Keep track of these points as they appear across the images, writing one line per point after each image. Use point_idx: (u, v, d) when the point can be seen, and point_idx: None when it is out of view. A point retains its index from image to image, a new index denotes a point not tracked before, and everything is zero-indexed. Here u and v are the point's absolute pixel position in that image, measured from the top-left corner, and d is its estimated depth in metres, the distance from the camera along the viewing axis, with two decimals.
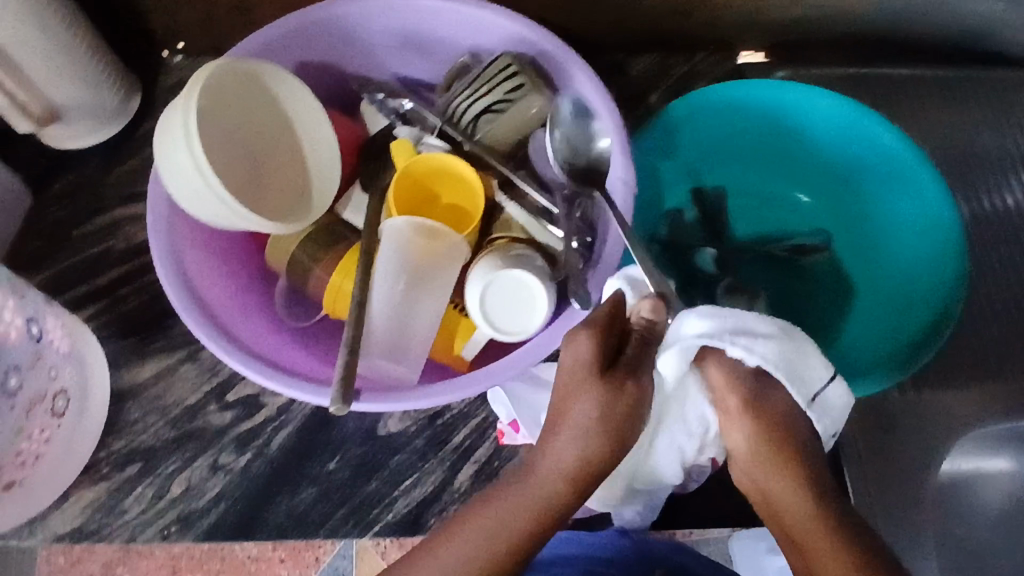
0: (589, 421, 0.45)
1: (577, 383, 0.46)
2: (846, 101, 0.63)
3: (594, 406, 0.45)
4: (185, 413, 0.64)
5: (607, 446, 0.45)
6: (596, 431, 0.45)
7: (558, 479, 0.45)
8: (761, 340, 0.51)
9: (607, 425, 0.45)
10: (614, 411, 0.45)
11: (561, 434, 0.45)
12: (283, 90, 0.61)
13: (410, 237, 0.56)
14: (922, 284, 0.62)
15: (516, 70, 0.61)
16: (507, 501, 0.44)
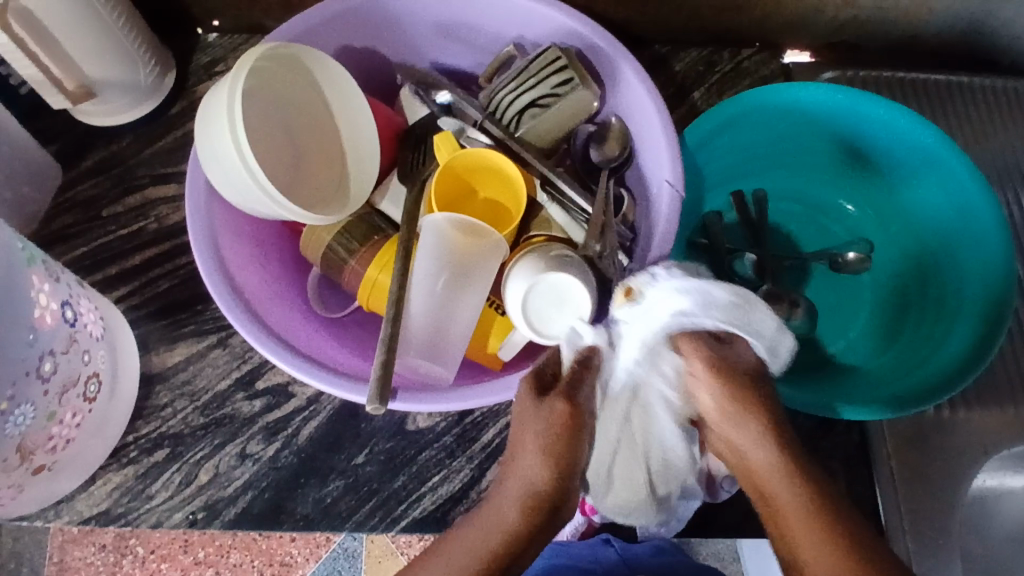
0: (538, 442, 0.48)
1: (522, 416, 0.50)
2: (901, 108, 0.60)
3: (536, 434, 0.49)
4: (215, 400, 0.63)
5: (558, 464, 0.48)
6: (536, 464, 0.48)
7: (514, 503, 0.47)
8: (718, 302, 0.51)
9: (549, 454, 0.48)
10: (554, 433, 0.49)
11: (519, 459, 0.49)
12: (327, 76, 0.59)
13: (450, 236, 0.55)
14: (964, 302, 0.60)
15: (564, 64, 0.59)
16: (470, 529, 0.47)
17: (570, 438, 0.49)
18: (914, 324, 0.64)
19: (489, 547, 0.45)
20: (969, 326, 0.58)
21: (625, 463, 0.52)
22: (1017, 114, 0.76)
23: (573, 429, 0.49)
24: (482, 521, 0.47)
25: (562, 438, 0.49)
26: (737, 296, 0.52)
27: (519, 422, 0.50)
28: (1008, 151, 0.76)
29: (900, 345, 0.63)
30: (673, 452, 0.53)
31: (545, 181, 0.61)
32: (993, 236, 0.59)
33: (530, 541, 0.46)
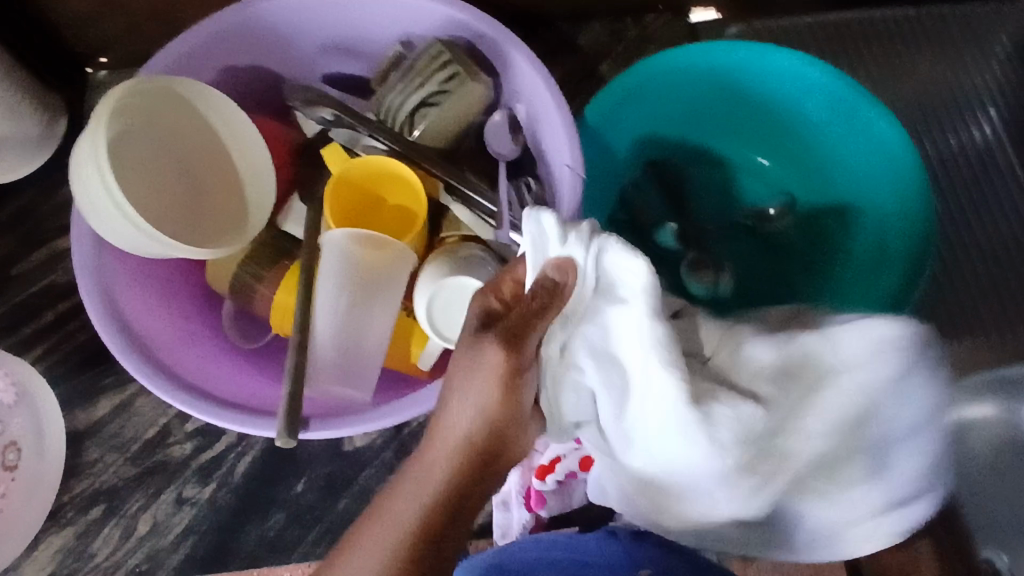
0: (470, 381, 0.41)
1: (465, 351, 0.41)
2: (807, 58, 0.59)
3: (463, 371, 0.42)
4: (146, 448, 0.62)
5: (495, 406, 0.42)
6: (472, 417, 0.42)
7: (449, 452, 0.42)
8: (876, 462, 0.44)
9: (480, 402, 0.41)
10: (485, 374, 0.41)
11: (450, 398, 0.42)
12: (210, 103, 0.57)
13: (351, 252, 0.53)
14: (884, 257, 0.60)
15: (449, 59, 0.57)
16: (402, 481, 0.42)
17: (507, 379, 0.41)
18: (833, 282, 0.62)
19: (417, 495, 0.41)
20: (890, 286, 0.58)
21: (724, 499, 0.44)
22: (935, 46, 0.74)
23: (513, 377, 0.41)
24: (413, 479, 0.42)
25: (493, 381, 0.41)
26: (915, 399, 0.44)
27: (452, 371, 0.42)
28: (934, 81, 0.74)
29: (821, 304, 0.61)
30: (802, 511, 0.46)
31: (449, 185, 0.58)
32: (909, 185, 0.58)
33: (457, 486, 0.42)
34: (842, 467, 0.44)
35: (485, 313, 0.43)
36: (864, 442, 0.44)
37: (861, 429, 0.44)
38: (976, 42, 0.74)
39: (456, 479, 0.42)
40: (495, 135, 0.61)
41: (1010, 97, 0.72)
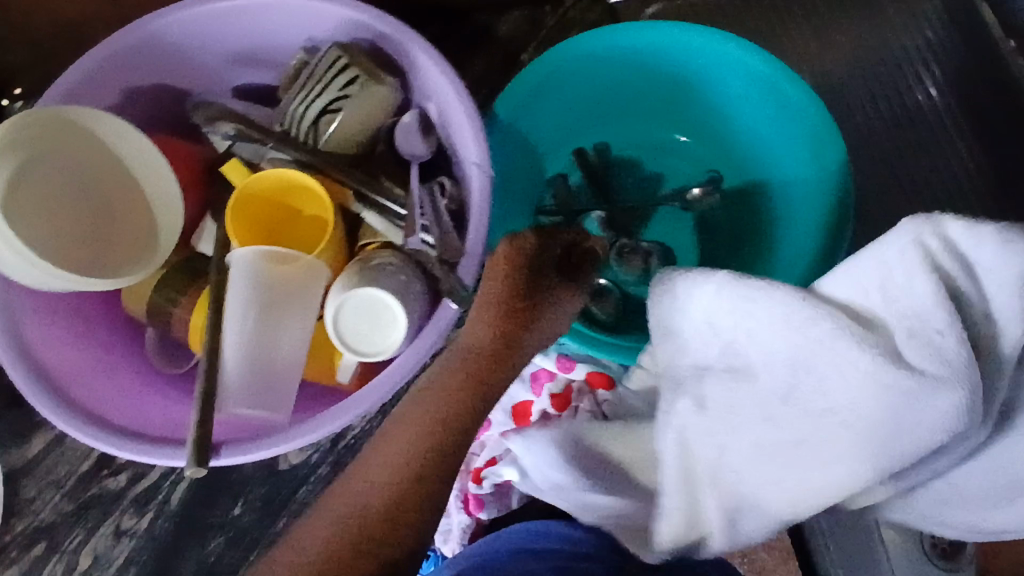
0: (532, 291, 0.47)
1: (531, 277, 0.47)
2: (720, 34, 0.57)
3: (528, 284, 0.47)
4: (82, 482, 0.61)
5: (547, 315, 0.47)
6: (530, 326, 0.47)
7: (492, 346, 0.46)
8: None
9: (539, 309, 0.47)
10: (546, 292, 0.47)
11: (499, 301, 0.46)
12: (107, 130, 0.55)
13: (257, 269, 0.51)
14: (802, 228, 0.59)
15: (346, 63, 0.55)
16: (443, 382, 0.45)
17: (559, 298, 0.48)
18: (760, 254, 0.61)
19: (448, 404, 0.45)
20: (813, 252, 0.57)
21: (843, 467, 0.45)
22: (861, 6, 0.73)
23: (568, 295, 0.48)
24: (452, 373, 0.46)
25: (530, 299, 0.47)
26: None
27: (505, 282, 0.46)
28: (861, 43, 0.73)
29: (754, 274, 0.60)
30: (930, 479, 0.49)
31: (360, 194, 0.57)
32: (830, 153, 0.56)
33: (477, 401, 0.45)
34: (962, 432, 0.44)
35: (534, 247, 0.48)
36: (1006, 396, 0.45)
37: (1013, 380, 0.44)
38: None
39: (478, 384, 0.45)
40: (406, 134, 0.59)
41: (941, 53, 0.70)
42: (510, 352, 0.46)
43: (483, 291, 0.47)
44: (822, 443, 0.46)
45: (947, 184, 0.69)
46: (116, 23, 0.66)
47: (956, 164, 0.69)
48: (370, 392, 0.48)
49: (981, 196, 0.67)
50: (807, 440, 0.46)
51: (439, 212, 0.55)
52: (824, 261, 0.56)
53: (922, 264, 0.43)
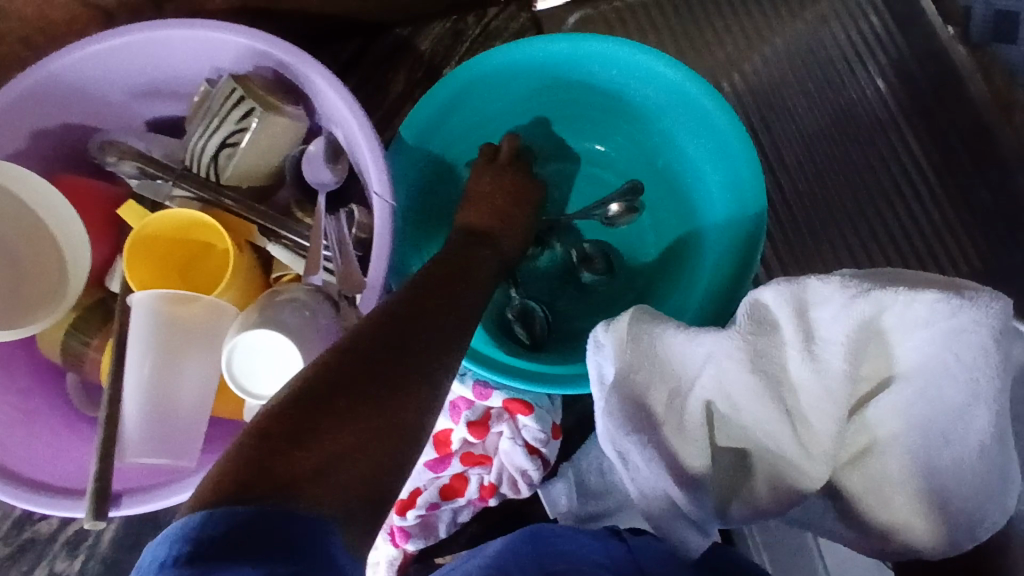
0: (489, 193, 0.56)
1: (496, 182, 0.57)
2: (631, 45, 0.56)
3: (484, 193, 0.55)
4: (12, 527, 0.61)
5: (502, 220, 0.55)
6: (501, 231, 0.54)
7: (453, 263, 0.47)
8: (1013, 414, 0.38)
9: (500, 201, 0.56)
10: (501, 197, 0.56)
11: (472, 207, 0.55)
12: (7, 175, 0.55)
13: (154, 312, 0.51)
14: (714, 246, 0.57)
15: (241, 95, 0.54)
16: (372, 327, 0.39)
17: (518, 190, 0.57)
18: (679, 267, 0.61)
19: (407, 335, 0.40)
20: (727, 265, 0.55)
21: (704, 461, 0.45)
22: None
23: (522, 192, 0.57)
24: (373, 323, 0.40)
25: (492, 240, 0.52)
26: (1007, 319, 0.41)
27: (473, 187, 0.56)
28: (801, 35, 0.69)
29: (674, 289, 0.59)
30: (905, 516, 0.41)
31: (265, 228, 0.56)
32: (744, 168, 0.55)
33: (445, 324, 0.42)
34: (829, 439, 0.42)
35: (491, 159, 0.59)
36: (961, 410, 0.38)
37: (954, 403, 0.38)
38: None
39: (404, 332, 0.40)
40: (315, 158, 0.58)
41: None
42: (473, 281, 0.47)
43: (473, 201, 0.55)
44: (700, 440, 0.45)
45: (890, 178, 0.65)
46: (28, 61, 0.66)
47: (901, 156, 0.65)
48: None
49: (927, 189, 0.64)
50: (687, 432, 0.46)
51: (345, 243, 0.55)
52: (736, 277, 0.54)
53: (800, 295, 0.42)
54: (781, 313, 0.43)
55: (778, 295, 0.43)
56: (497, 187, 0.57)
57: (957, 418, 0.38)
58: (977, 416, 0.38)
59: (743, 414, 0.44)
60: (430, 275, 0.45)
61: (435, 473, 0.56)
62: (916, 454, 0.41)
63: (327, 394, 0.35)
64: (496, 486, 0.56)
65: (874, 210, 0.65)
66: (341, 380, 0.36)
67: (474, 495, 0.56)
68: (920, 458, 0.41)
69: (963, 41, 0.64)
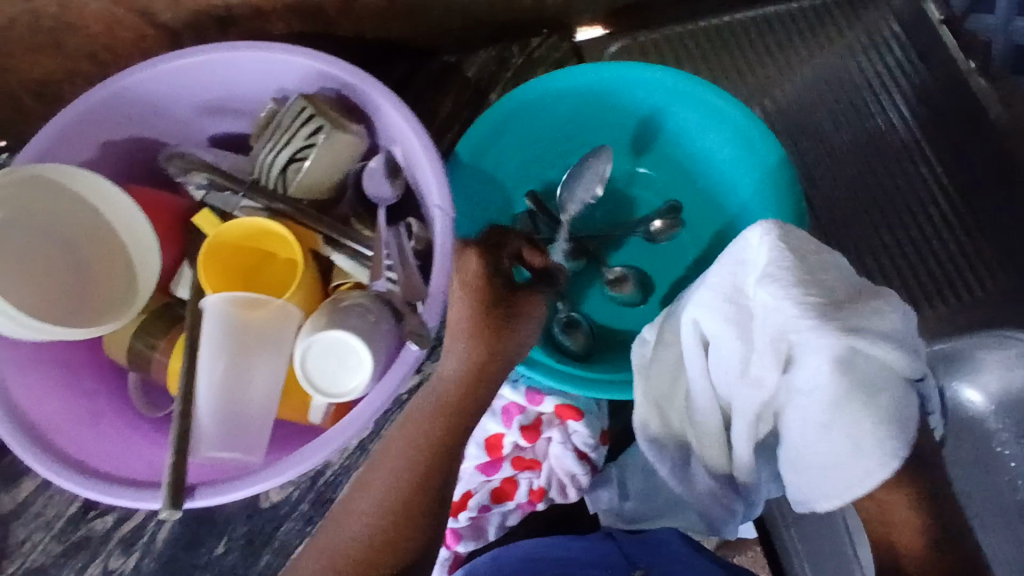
0: (464, 314, 0.51)
1: (472, 299, 0.51)
2: (674, 73, 0.60)
3: (463, 319, 0.51)
4: (70, 523, 0.63)
5: (483, 344, 0.51)
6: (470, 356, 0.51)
7: (441, 387, 0.52)
8: (865, 401, 0.46)
9: (476, 324, 0.51)
10: (481, 320, 0.51)
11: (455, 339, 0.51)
12: (83, 185, 0.58)
13: (229, 317, 0.53)
14: None
15: (311, 113, 0.58)
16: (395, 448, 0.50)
17: (491, 296, 0.51)
18: None
19: (419, 465, 0.49)
20: None
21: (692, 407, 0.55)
22: (818, 34, 0.74)
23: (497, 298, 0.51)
24: (401, 440, 0.50)
25: (477, 375, 0.51)
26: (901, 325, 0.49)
27: (453, 305, 0.52)
28: (828, 68, 0.74)
29: None
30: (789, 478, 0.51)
31: (328, 238, 0.59)
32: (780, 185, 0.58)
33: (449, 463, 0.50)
34: (753, 394, 0.50)
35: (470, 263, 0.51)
36: (820, 402, 0.47)
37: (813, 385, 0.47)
38: (863, 24, 0.74)
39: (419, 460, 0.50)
40: (375, 174, 0.61)
41: (902, 77, 0.72)
42: (489, 378, 0.52)
43: (463, 323, 0.51)
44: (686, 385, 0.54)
45: (915, 205, 0.69)
46: (94, 80, 0.69)
47: (923, 184, 0.69)
48: (347, 424, 0.51)
49: (949, 212, 0.68)
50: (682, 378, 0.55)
51: (405, 253, 0.58)
52: None
53: (762, 261, 0.50)
54: (744, 273, 0.51)
55: (747, 256, 0.51)
56: (478, 307, 0.51)
57: (823, 406, 0.47)
58: (830, 400, 0.46)
59: (709, 369, 0.53)
60: (431, 429, 0.50)
61: (487, 477, 0.58)
62: (800, 422, 0.48)
63: (368, 523, 0.48)
64: (545, 490, 0.59)
65: (899, 232, 0.68)
66: (362, 557, 0.48)
67: (524, 498, 0.59)
68: (801, 426, 0.48)
69: (983, 73, 0.70)
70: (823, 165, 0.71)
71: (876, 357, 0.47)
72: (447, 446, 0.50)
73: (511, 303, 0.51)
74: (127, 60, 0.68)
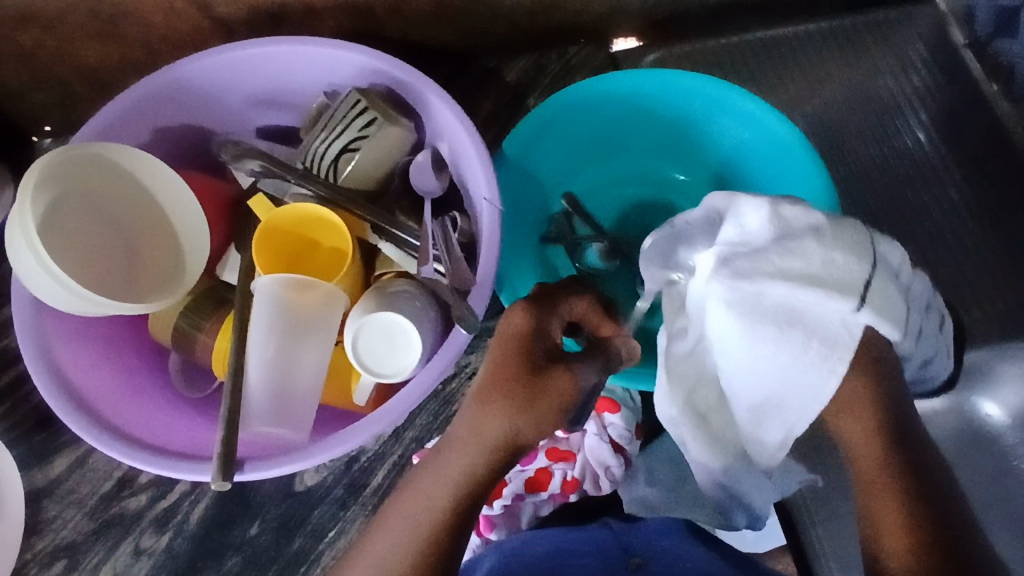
0: (489, 365, 0.47)
1: (505, 360, 0.46)
2: (715, 81, 0.61)
3: (494, 378, 0.46)
4: (102, 502, 0.63)
5: (507, 407, 0.45)
6: (497, 424, 0.46)
7: (467, 448, 0.46)
8: (775, 337, 0.47)
9: (504, 395, 0.45)
10: (514, 387, 0.45)
11: (483, 404, 0.46)
12: (139, 166, 0.59)
13: (279, 297, 0.54)
14: None
15: (365, 106, 0.60)
16: (412, 496, 0.47)
17: (524, 359, 0.46)
18: None
19: (440, 522, 0.46)
20: None
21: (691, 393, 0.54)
22: (847, 52, 0.76)
23: (531, 361, 0.46)
24: (422, 484, 0.47)
25: (508, 443, 0.46)
26: (845, 254, 0.46)
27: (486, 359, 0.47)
28: (856, 86, 0.76)
29: None
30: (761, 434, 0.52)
31: (376, 227, 0.61)
32: (818, 192, 0.60)
33: (461, 534, 0.46)
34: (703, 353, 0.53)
35: (514, 325, 0.47)
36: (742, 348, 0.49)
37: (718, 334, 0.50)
38: (892, 45, 0.76)
39: (437, 519, 0.46)
40: (422, 168, 0.63)
41: (926, 98, 0.75)
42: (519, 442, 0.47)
43: (494, 379, 0.46)
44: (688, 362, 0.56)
45: (936, 221, 0.72)
46: (144, 68, 0.71)
47: (944, 202, 0.72)
48: (396, 404, 0.51)
49: (968, 229, 0.71)
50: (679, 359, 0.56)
51: (450, 244, 0.59)
52: None
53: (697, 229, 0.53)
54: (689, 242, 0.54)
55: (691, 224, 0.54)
56: (507, 364, 0.46)
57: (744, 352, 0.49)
58: (735, 343, 0.49)
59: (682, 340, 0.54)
60: (440, 498, 0.46)
61: (522, 467, 0.61)
62: (740, 374, 0.50)
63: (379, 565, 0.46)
64: (579, 481, 0.61)
65: (921, 247, 0.71)
66: None
67: (557, 489, 0.61)
68: (741, 376, 0.50)
69: (1006, 97, 0.73)
70: (849, 180, 0.74)
71: (784, 296, 0.47)
72: (469, 496, 0.46)
73: (546, 377, 0.46)
74: (177, 51, 0.70)
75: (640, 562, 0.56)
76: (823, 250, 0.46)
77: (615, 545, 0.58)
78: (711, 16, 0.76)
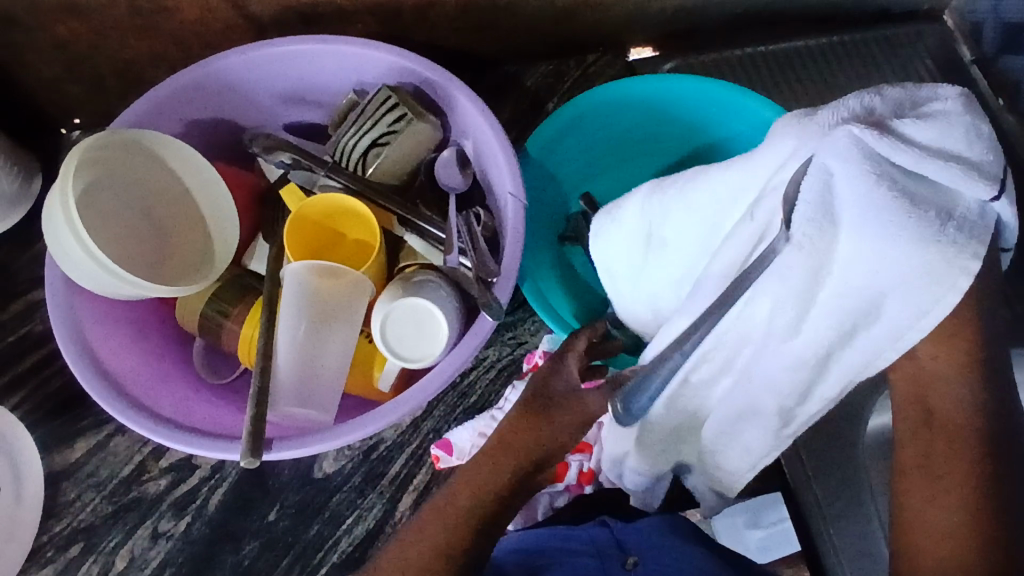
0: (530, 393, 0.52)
1: (545, 386, 0.52)
2: (724, 84, 0.65)
3: (539, 400, 0.52)
4: (121, 485, 0.64)
5: (541, 426, 0.51)
6: (534, 439, 0.51)
7: (506, 456, 0.51)
8: (927, 223, 0.40)
9: (544, 414, 0.51)
10: (550, 406, 0.51)
11: (527, 422, 0.51)
12: (171, 152, 0.60)
13: (308, 282, 0.56)
14: None
15: (395, 102, 0.61)
16: (450, 497, 0.50)
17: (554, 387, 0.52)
18: None
19: (470, 515, 0.49)
20: None
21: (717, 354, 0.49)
22: (857, 65, 0.79)
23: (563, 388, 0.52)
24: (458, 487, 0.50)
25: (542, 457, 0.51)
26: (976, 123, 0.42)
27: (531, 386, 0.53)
28: None
29: None
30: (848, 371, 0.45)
31: (402, 219, 0.62)
32: None
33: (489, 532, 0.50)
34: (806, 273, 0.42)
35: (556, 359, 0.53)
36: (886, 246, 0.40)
37: (815, 226, 0.41)
38: (900, 60, 0.79)
39: (468, 517, 0.49)
40: (447, 164, 0.65)
41: None
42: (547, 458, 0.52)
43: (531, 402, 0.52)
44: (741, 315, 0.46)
45: None
46: (176, 65, 0.73)
47: None
48: (427, 381, 0.52)
49: None
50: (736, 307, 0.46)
51: (476, 237, 0.60)
52: None
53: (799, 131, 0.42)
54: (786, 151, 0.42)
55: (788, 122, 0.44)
56: (544, 389, 0.52)
57: (888, 250, 0.40)
58: (883, 234, 0.40)
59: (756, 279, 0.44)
60: (472, 502, 0.50)
61: None
62: (859, 285, 0.41)
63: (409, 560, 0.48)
64: (594, 473, 0.64)
65: None
66: None
67: (572, 481, 0.63)
68: (857, 286, 0.41)
69: (1011, 111, 0.78)
70: None
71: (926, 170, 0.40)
72: (498, 498, 0.50)
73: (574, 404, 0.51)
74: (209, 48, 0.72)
75: (635, 561, 0.55)
76: (964, 121, 0.41)
77: (612, 545, 0.57)
78: (726, 28, 0.78)
